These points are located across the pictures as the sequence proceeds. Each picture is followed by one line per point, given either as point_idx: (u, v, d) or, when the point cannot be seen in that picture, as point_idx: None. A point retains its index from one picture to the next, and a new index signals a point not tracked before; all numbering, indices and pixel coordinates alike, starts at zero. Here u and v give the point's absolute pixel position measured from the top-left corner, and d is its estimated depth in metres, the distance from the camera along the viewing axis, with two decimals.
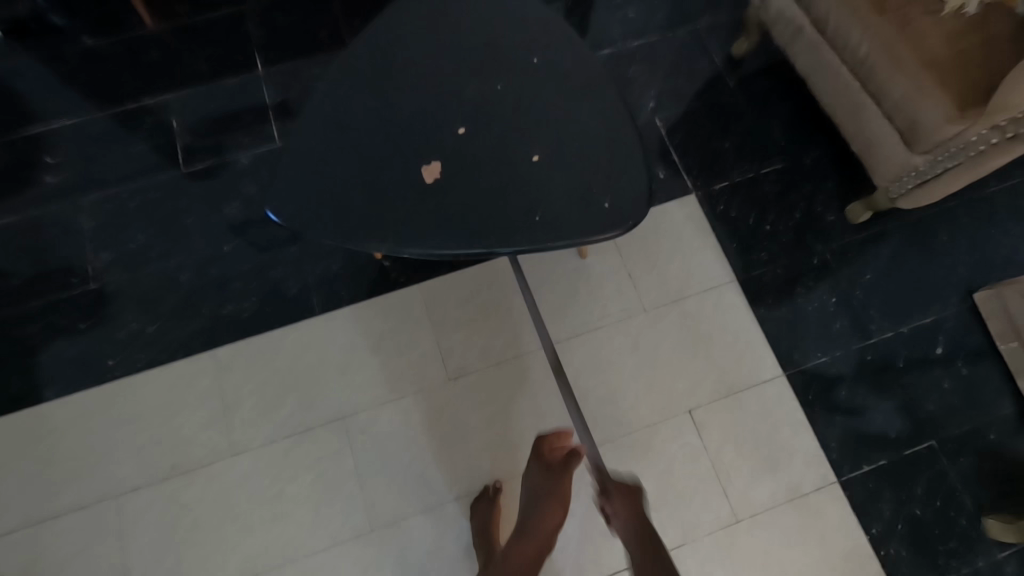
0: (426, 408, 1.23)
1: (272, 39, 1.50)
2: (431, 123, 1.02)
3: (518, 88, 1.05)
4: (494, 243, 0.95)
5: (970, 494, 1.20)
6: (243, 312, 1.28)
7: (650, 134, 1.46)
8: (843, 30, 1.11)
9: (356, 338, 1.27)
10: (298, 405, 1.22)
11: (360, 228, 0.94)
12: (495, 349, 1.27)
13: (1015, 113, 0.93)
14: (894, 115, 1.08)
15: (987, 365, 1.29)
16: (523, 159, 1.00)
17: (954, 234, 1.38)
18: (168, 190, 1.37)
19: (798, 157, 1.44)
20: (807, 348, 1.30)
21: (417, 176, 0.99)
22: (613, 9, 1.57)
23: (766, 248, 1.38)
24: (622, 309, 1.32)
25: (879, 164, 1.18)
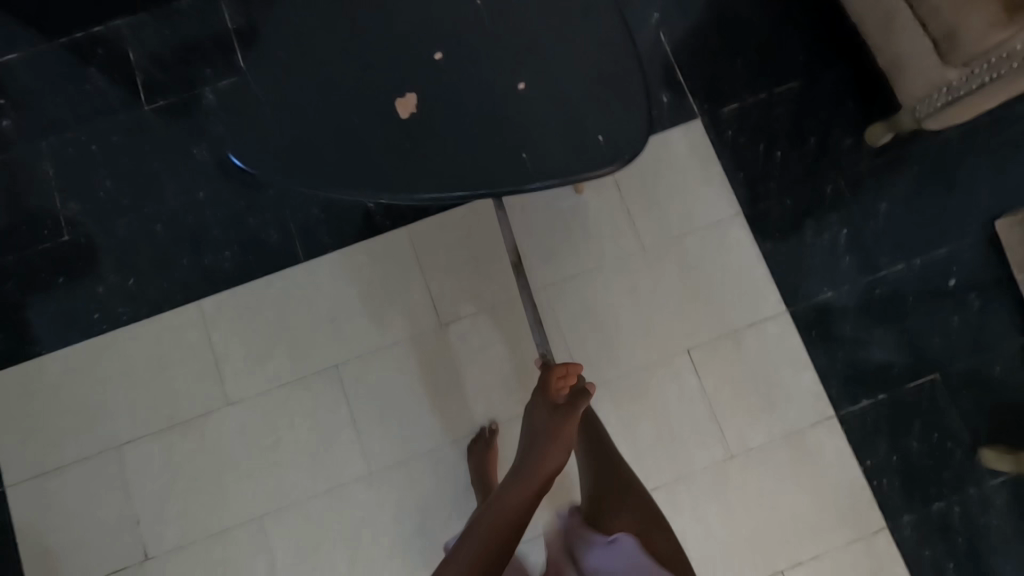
0: (418, 357, 1.20)
1: None
2: (405, 50, 0.91)
3: (502, 6, 0.93)
4: (477, 184, 0.87)
5: (968, 427, 1.20)
6: (225, 262, 1.23)
7: (653, 52, 1.33)
8: None
9: (343, 286, 1.22)
10: (289, 356, 1.20)
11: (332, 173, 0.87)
12: (487, 294, 1.23)
13: None
14: (928, 26, 0.95)
15: (999, 298, 1.24)
16: (507, 89, 0.90)
17: (981, 159, 1.28)
18: (131, 132, 1.27)
19: (816, 75, 1.31)
20: (812, 286, 1.25)
21: (391, 112, 0.89)
22: None
23: (775, 179, 1.28)
24: (619, 249, 1.26)
25: (909, 81, 1.06)
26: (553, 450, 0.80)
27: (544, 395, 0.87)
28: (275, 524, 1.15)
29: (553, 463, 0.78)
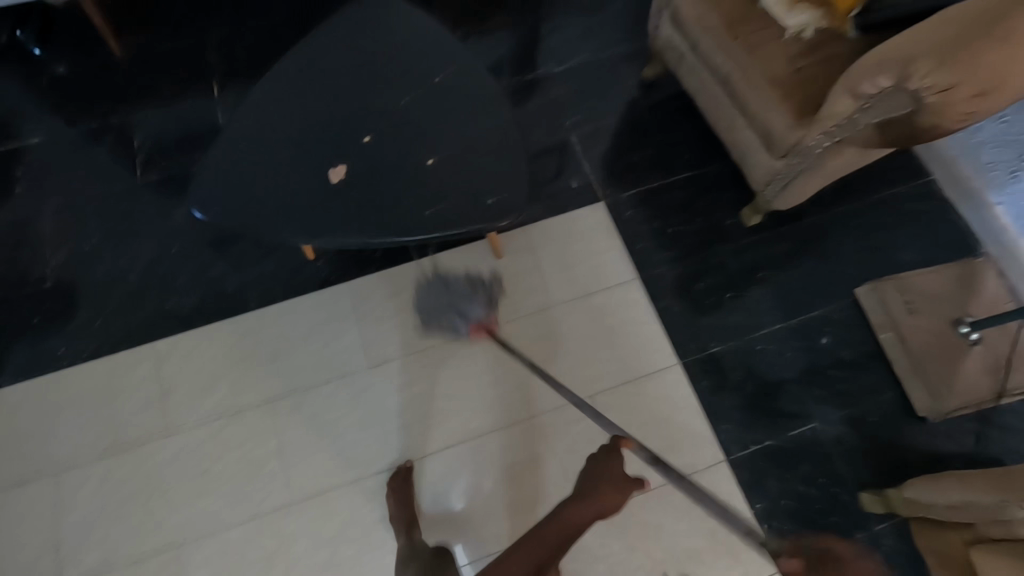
0: (347, 394, 1.33)
1: (228, 65, 1.68)
2: (343, 134, 1.18)
3: (422, 102, 1.20)
4: (388, 233, 1.09)
5: (850, 472, 1.29)
6: (185, 306, 1.40)
7: (565, 147, 1.62)
8: (709, 55, 1.27)
9: (286, 329, 1.39)
10: (229, 390, 1.32)
11: (276, 224, 1.10)
12: (413, 340, 1.38)
13: (838, 120, 1.06)
14: (754, 127, 1.23)
15: (867, 354, 1.40)
16: (419, 163, 1.15)
17: (841, 235, 1.50)
18: (125, 197, 1.52)
19: (701, 167, 1.58)
20: (702, 340, 1.41)
21: (327, 179, 1.14)
22: (538, 38, 1.74)
23: (668, 250, 1.50)
24: (534, 304, 1.44)
25: (755, 169, 1.31)
26: (603, 494, 0.84)
27: (610, 454, 0.89)
28: (195, 551, 1.21)
29: (600, 508, 0.84)
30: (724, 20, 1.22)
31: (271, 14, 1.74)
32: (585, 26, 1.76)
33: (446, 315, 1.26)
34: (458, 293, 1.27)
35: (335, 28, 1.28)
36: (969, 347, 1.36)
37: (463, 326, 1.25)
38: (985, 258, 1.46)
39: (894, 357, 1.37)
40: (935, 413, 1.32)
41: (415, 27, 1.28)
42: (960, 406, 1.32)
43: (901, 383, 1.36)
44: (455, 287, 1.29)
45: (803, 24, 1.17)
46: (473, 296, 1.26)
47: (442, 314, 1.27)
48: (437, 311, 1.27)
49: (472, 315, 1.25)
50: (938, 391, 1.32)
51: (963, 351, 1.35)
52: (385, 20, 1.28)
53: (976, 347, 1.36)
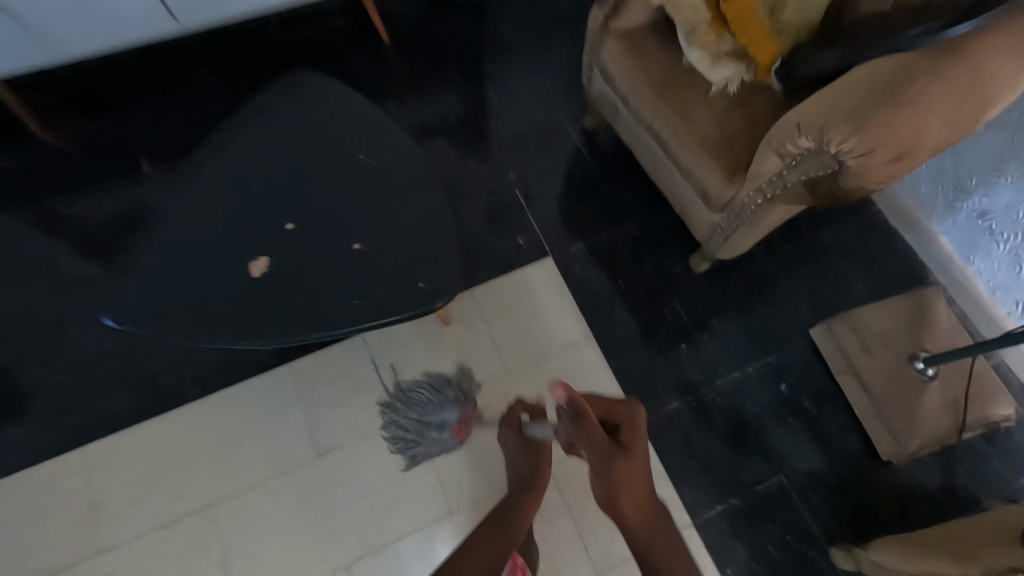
0: (293, 488, 1.27)
1: (161, 144, 1.64)
2: (262, 225, 1.12)
3: (346, 185, 1.15)
4: (316, 331, 1.02)
5: (819, 527, 1.27)
6: (119, 407, 1.33)
7: (511, 205, 1.59)
8: (641, 109, 1.24)
9: (226, 422, 1.32)
10: (166, 497, 1.25)
11: (195, 332, 1.02)
12: (363, 422, 1.33)
13: (769, 177, 1.05)
14: (694, 182, 1.18)
15: (826, 398, 1.38)
16: (344, 250, 1.08)
17: (791, 276, 1.49)
18: (50, 291, 1.43)
19: (647, 217, 1.57)
20: (660, 397, 1.38)
21: (248, 273, 1.07)
22: (477, 93, 1.73)
23: (621, 304, 1.48)
24: (487, 372, 1.39)
25: (696, 222, 1.29)
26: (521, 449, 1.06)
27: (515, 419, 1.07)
28: None
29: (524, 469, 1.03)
30: (650, 80, 1.21)
31: (204, 88, 1.71)
32: (524, 80, 1.75)
33: (426, 428, 1.20)
34: (425, 405, 1.21)
35: (253, 110, 1.23)
36: (927, 383, 1.33)
37: (449, 428, 1.19)
38: (935, 288, 1.45)
39: (854, 399, 1.36)
40: (899, 455, 1.30)
41: (338, 107, 1.23)
42: (924, 445, 1.30)
43: (863, 424, 1.34)
44: (416, 398, 1.22)
45: (727, 78, 1.16)
46: (443, 402, 1.19)
47: (422, 433, 1.21)
48: (417, 432, 1.21)
49: (452, 418, 1.20)
50: (900, 434, 1.30)
51: (921, 388, 1.33)
52: (306, 99, 1.24)
53: (933, 381, 1.33)
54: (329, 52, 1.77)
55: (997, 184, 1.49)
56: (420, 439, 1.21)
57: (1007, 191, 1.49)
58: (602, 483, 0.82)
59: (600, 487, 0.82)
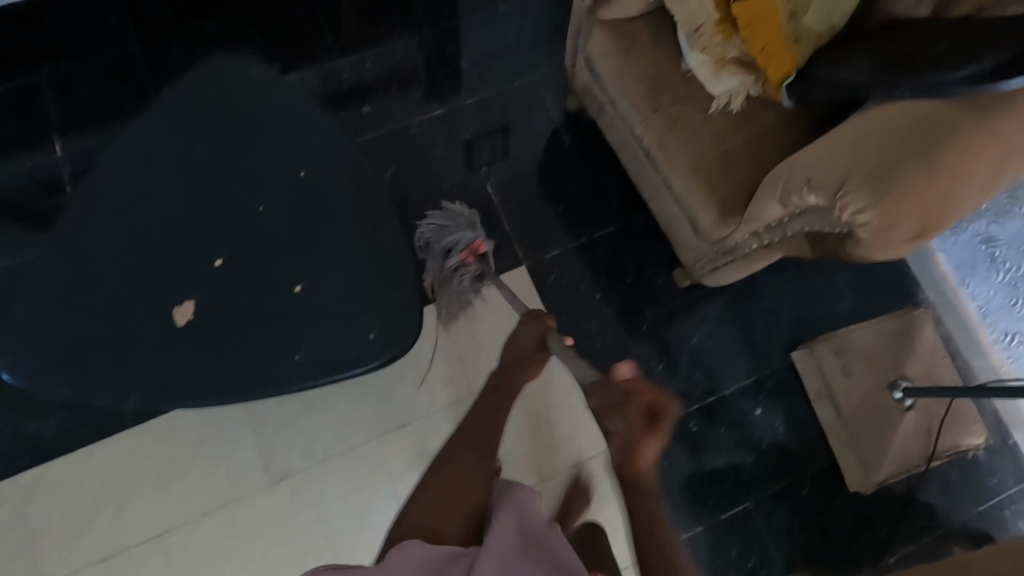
0: (246, 516, 1.21)
1: (70, 116, 1.40)
2: (182, 260, 0.95)
3: (283, 207, 0.98)
4: (254, 391, 0.91)
5: (779, 552, 1.28)
6: (49, 428, 1.22)
7: (482, 200, 1.43)
8: (629, 118, 1.07)
9: (171, 446, 1.23)
10: (110, 526, 1.18)
11: (114, 389, 0.90)
12: (319, 447, 1.26)
13: (768, 222, 0.92)
14: (683, 209, 1.04)
15: (801, 422, 1.35)
16: (283, 293, 0.95)
17: (778, 288, 1.40)
18: None
19: (631, 218, 1.43)
20: None
21: (173, 319, 0.93)
22: (445, 62, 1.51)
23: (597, 315, 1.38)
24: (450, 394, 1.31)
25: (682, 245, 1.16)
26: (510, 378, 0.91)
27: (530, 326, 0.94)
28: None
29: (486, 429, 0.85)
30: (640, 85, 1.03)
31: (119, 46, 1.44)
32: (499, 47, 1.52)
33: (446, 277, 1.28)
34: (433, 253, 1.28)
35: (162, 103, 1.00)
36: (903, 412, 1.29)
37: (461, 245, 1.25)
38: (925, 306, 1.38)
39: (828, 427, 1.33)
40: (866, 486, 1.30)
41: (267, 99, 1.01)
42: (891, 475, 1.29)
43: (835, 451, 1.33)
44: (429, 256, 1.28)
45: (731, 92, 0.99)
46: (449, 231, 1.27)
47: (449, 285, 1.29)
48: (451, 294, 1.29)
49: (462, 242, 1.26)
50: (869, 463, 1.29)
51: (896, 416, 1.29)
52: (225, 90, 1.01)
53: (910, 411, 1.29)
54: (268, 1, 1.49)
55: (1009, 211, 1.41)
56: (430, 258, 1.28)
57: (1017, 221, 1.42)
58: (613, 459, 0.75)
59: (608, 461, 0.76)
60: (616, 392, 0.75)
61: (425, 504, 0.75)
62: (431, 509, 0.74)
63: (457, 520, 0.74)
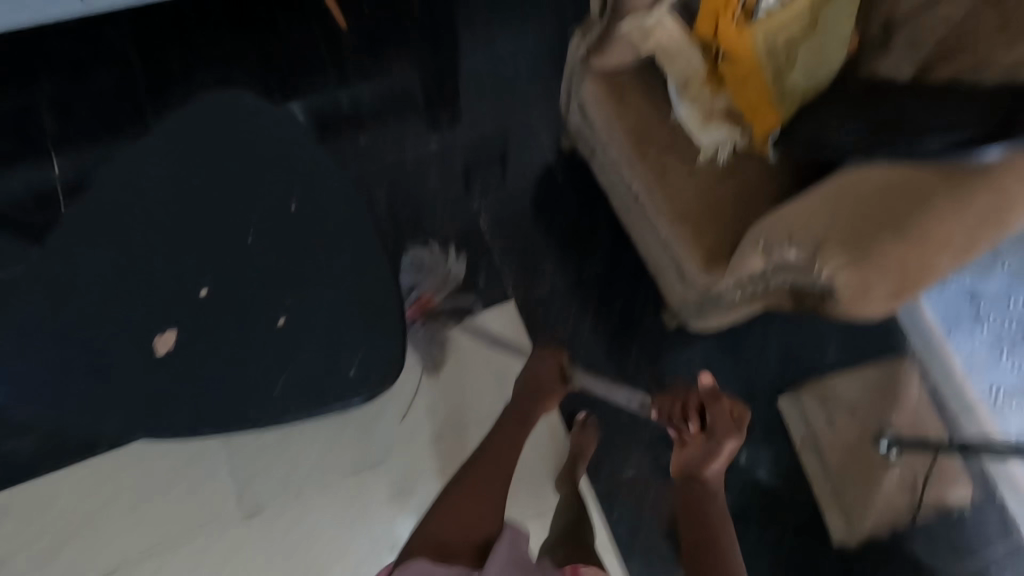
0: (217, 549, 1.19)
1: (69, 135, 1.41)
2: (166, 289, 0.95)
3: (271, 240, 0.99)
4: (229, 425, 0.91)
5: None
6: (20, 450, 1.20)
7: (473, 234, 1.45)
8: (618, 164, 1.09)
9: (145, 472, 1.21)
10: (76, 554, 1.16)
11: (87, 418, 0.89)
12: (296, 479, 1.24)
13: (751, 274, 0.92)
14: (669, 255, 1.06)
15: (787, 470, 1.33)
16: (265, 326, 0.95)
17: (766, 332, 1.39)
18: None
19: (620, 257, 1.44)
20: (616, 462, 1.32)
21: (153, 348, 0.93)
22: (444, 98, 1.54)
23: (583, 354, 1.38)
24: (433, 429, 1.30)
25: (668, 289, 1.17)
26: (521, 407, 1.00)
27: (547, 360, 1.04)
28: None
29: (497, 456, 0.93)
30: (630, 133, 1.05)
31: (123, 70, 1.47)
32: (497, 84, 1.56)
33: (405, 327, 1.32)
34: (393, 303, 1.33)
35: (157, 131, 1.02)
36: (887, 466, 1.30)
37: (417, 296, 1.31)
38: (912, 356, 1.38)
39: (812, 475, 1.32)
40: (849, 538, 1.29)
41: (261, 132, 1.03)
42: (873, 528, 1.29)
43: (819, 501, 1.31)
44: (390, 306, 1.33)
45: (718, 143, 1.01)
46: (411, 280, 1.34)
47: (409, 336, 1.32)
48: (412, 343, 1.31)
49: (420, 291, 1.32)
50: (853, 515, 1.29)
51: (881, 470, 1.30)
52: (221, 121, 1.02)
53: (894, 466, 1.30)
54: (272, 32, 1.53)
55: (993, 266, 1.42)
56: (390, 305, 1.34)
57: (1001, 277, 1.43)
58: (687, 458, 0.87)
59: (680, 460, 0.88)
60: (706, 395, 0.89)
61: (435, 524, 0.81)
62: (443, 525, 0.81)
63: (466, 536, 0.80)
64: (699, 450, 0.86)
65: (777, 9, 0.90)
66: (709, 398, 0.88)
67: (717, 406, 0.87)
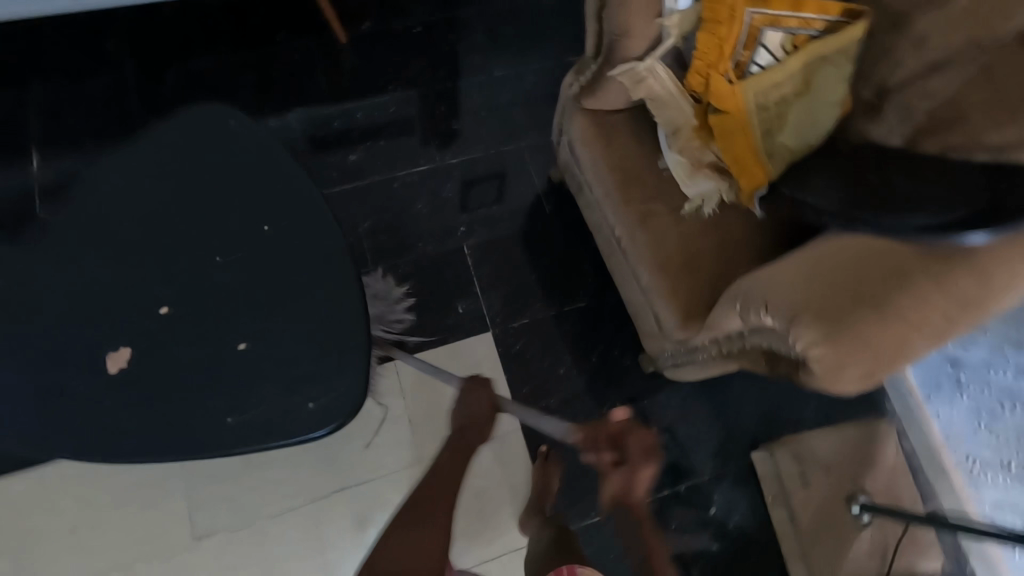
0: (162, 573, 1.14)
1: (53, 131, 1.39)
2: (124, 306, 0.92)
3: (239, 263, 0.96)
4: (175, 454, 0.87)
5: None
6: None
7: (456, 262, 1.42)
8: (602, 207, 1.07)
9: (95, 487, 1.17)
10: (14, 569, 1.11)
11: (28, 437, 0.86)
12: (251, 504, 1.20)
13: (727, 333, 0.90)
14: (648, 303, 1.03)
15: (755, 527, 1.31)
16: (225, 351, 0.92)
17: (744, 383, 1.38)
18: None
19: (603, 296, 1.42)
20: (583, 508, 1.28)
21: (105, 366, 0.89)
22: (437, 121, 1.52)
23: (557, 393, 1.35)
24: (397, 460, 1.26)
25: (646, 335, 1.14)
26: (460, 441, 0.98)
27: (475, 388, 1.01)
28: None
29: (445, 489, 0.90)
30: (616, 177, 1.03)
31: (115, 71, 1.45)
32: (491, 112, 1.55)
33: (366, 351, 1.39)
34: None
35: (133, 143, 0.99)
36: (860, 529, 1.26)
37: None
38: (891, 419, 1.36)
39: (782, 533, 1.29)
40: None
41: (238, 149, 1.00)
42: None
43: (787, 562, 1.28)
44: None
45: (704, 195, 0.99)
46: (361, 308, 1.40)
47: None
48: None
49: None
50: None
51: (852, 532, 1.26)
52: (200, 137, 1.00)
53: (867, 529, 1.26)
54: (271, 45, 1.52)
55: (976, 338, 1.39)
56: None
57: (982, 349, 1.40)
58: (620, 483, 0.97)
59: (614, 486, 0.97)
60: (627, 428, 0.99)
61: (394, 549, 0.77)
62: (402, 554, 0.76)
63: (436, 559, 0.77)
64: (625, 476, 0.97)
65: (770, 68, 0.88)
66: (629, 430, 0.98)
67: (635, 435, 0.98)
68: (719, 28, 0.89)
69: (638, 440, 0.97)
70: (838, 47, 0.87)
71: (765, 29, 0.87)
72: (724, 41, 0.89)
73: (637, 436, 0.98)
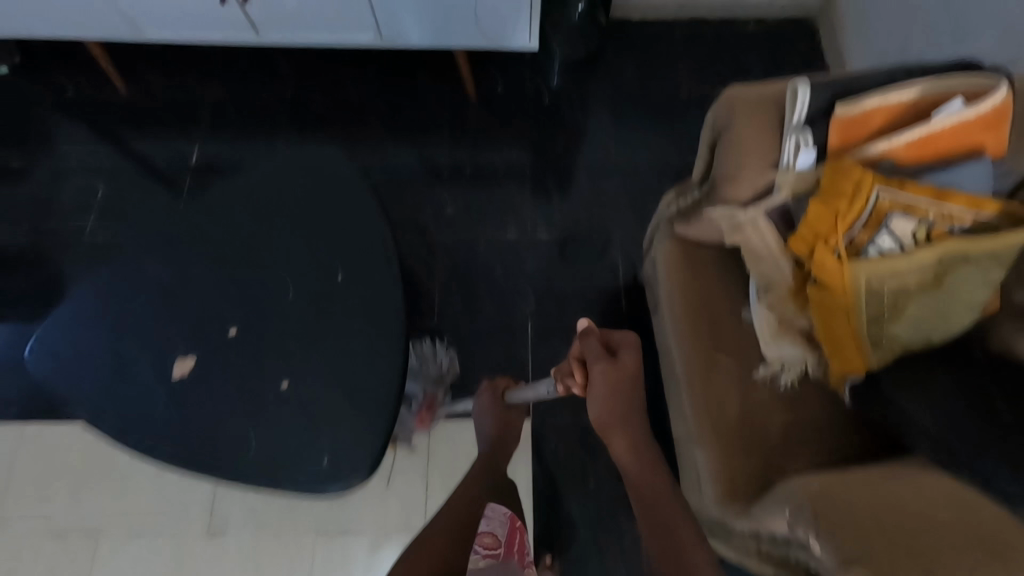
0: (174, 550, 1.24)
1: (216, 132, 1.61)
2: (204, 321, 1.01)
3: (305, 304, 1.02)
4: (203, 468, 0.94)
5: None
6: None
7: (517, 334, 1.40)
8: (668, 340, 0.99)
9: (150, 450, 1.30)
10: (68, 502, 1.27)
11: (96, 411, 0.97)
12: (265, 515, 1.26)
13: (768, 533, 0.79)
14: (690, 460, 0.93)
15: None
16: (270, 384, 0.98)
17: None
18: (62, 250, 1.48)
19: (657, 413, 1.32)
20: None
21: (172, 368, 0.99)
22: (537, 191, 1.53)
23: (579, 502, 1.26)
24: (405, 518, 1.26)
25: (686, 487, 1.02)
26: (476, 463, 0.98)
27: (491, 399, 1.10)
28: None
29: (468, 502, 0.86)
30: (690, 316, 0.95)
31: (278, 90, 1.65)
32: (593, 194, 1.53)
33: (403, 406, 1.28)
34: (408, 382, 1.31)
35: (256, 171, 1.11)
36: None
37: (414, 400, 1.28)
38: None
39: None
40: None
41: (340, 197, 1.08)
42: None
43: None
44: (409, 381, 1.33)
45: (784, 365, 0.88)
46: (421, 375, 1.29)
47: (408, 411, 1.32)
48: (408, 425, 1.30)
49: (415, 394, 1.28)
50: None
51: None
52: (311, 178, 1.09)
53: None
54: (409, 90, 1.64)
55: None
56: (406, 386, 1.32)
57: None
58: (601, 397, 0.80)
59: (599, 402, 0.80)
60: (584, 337, 0.83)
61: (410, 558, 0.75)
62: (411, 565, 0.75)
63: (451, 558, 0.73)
64: (604, 372, 0.80)
65: (891, 257, 0.77)
66: (584, 334, 0.83)
67: (590, 339, 0.82)
68: (838, 202, 0.78)
69: (591, 342, 0.81)
70: (986, 251, 0.74)
71: (893, 213, 0.76)
72: (840, 216, 0.78)
73: (592, 338, 0.82)
